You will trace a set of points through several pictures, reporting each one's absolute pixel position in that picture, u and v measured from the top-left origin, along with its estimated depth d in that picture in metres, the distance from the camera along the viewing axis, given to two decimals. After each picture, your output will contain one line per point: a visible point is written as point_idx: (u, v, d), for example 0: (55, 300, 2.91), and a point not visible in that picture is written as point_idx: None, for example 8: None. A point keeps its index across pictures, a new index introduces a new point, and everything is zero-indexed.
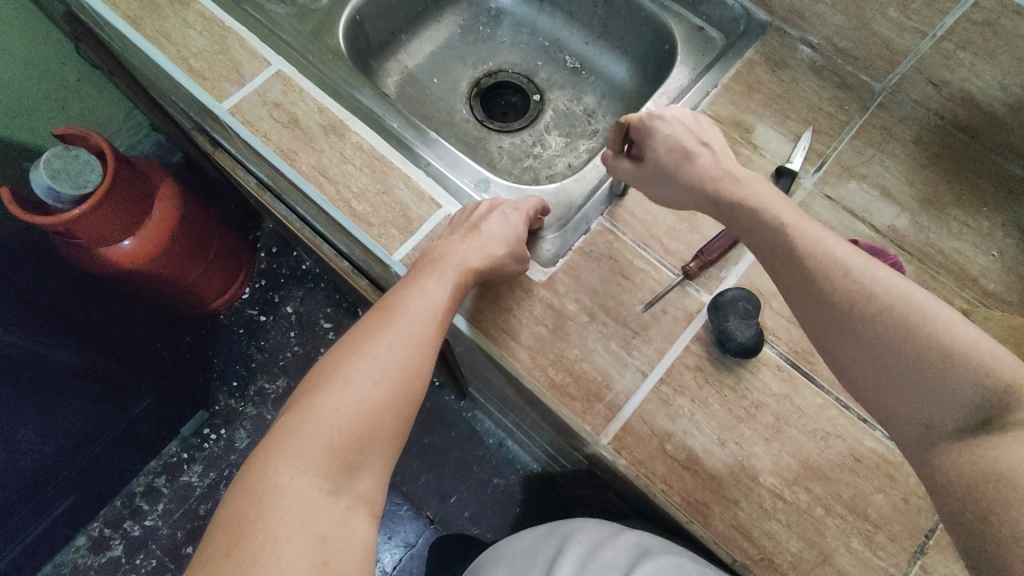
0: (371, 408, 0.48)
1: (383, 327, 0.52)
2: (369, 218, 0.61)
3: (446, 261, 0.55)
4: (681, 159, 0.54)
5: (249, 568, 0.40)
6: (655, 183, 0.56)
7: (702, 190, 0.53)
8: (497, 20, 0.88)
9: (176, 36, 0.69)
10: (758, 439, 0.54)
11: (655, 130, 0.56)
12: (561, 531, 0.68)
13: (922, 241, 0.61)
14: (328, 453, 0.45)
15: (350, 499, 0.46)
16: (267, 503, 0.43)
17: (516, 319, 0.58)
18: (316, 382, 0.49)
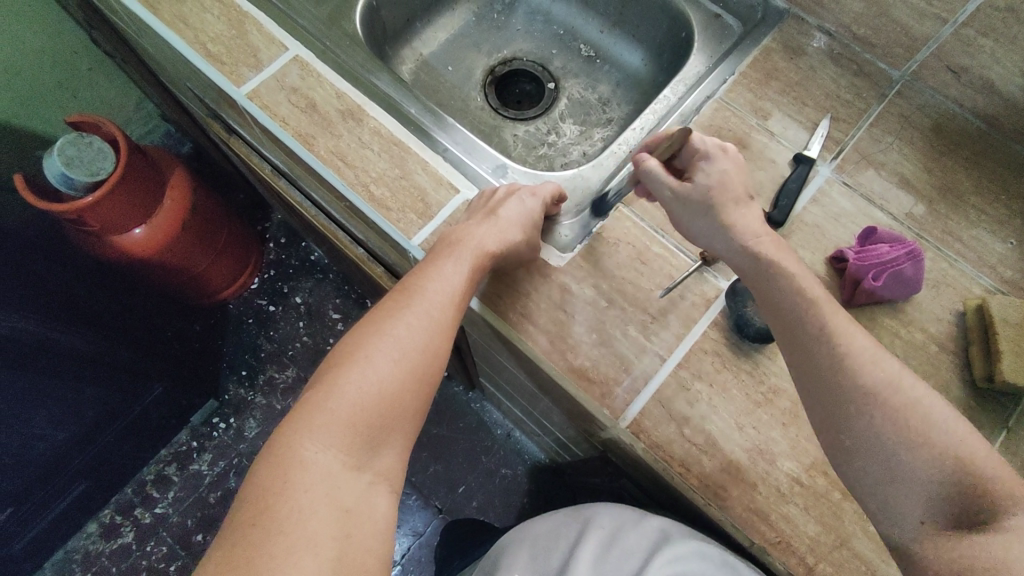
0: (392, 387, 0.48)
1: (402, 308, 0.52)
2: (387, 201, 0.61)
3: (464, 244, 0.56)
4: (724, 199, 0.52)
5: (275, 537, 0.41)
6: (687, 214, 0.54)
7: (730, 237, 0.51)
8: (512, 8, 0.88)
9: (195, 21, 0.69)
10: (775, 424, 0.54)
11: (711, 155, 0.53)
12: (581, 513, 0.67)
13: (940, 228, 0.61)
14: (350, 430, 0.46)
15: (373, 475, 0.47)
16: (293, 476, 0.43)
17: (534, 304, 0.58)
18: (338, 360, 0.49)
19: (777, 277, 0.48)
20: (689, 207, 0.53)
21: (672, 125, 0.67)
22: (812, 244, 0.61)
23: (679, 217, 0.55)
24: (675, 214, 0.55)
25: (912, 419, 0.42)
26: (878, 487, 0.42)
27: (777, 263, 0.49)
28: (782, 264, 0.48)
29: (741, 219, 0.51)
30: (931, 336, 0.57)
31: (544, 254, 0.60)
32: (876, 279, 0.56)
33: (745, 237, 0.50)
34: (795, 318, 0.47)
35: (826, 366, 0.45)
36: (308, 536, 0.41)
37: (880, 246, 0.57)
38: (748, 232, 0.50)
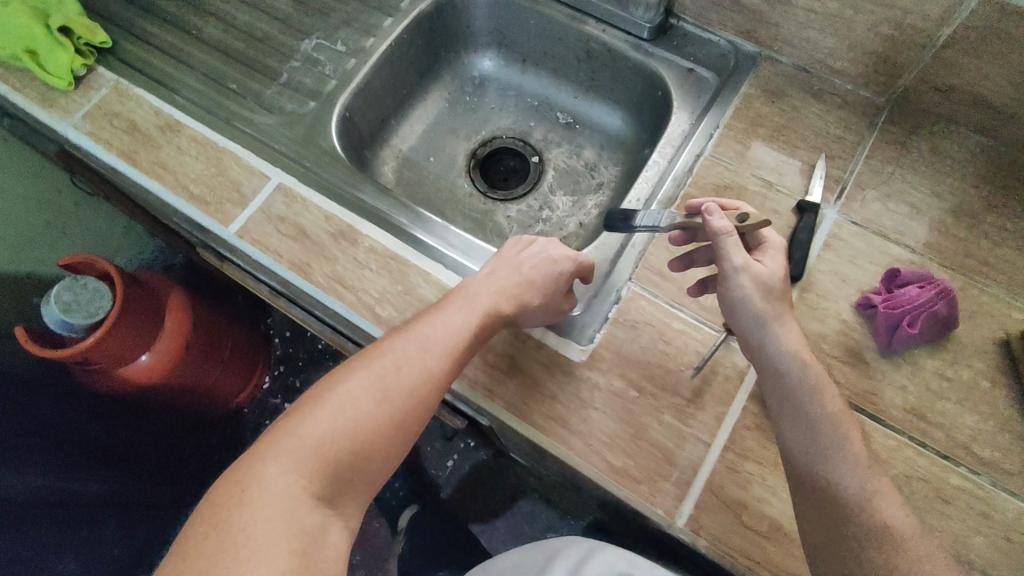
0: (371, 424, 0.47)
1: (396, 349, 0.50)
2: (394, 320, 0.60)
3: (471, 294, 0.54)
4: (785, 301, 0.50)
5: (221, 557, 0.38)
6: (750, 287, 0.50)
7: (785, 336, 0.49)
8: (482, 88, 0.88)
9: (174, 164, 0.68)
10: None
11: (772, 241, 0.52)
12: (548, 548, 0.75)
13: (963, 253, 0.59)
14: (320, 463, 0.44)
15: (331, 511, 0.44)
16: (251, 495, 0.41)
17: (563, 405, 0.56)
18: (322, 390, 0.48)
19: (811, 389, 0.48)
20: (758, 289, 0.50)
21: (668, 191, 0.66)
22: (836, 293, 0.59)
23: (736, 287, 0.50)
24: (732, 282, 0.50)
25: (870, 493, 0.44)
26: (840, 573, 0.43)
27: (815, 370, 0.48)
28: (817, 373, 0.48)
29: (791, 331, 0.49)
30: (980, 371, 0.55)
31: (564, 349, 0.58)
32: (915, 326, 0.54)
33: (795, 354, 0.49)
34: (818, 434, 0.46)
35: (826, 453, 0.46)
36: (258, 562, 0.38)
37: (910, 290, 0.55)
38: (797, 340, 0.49)
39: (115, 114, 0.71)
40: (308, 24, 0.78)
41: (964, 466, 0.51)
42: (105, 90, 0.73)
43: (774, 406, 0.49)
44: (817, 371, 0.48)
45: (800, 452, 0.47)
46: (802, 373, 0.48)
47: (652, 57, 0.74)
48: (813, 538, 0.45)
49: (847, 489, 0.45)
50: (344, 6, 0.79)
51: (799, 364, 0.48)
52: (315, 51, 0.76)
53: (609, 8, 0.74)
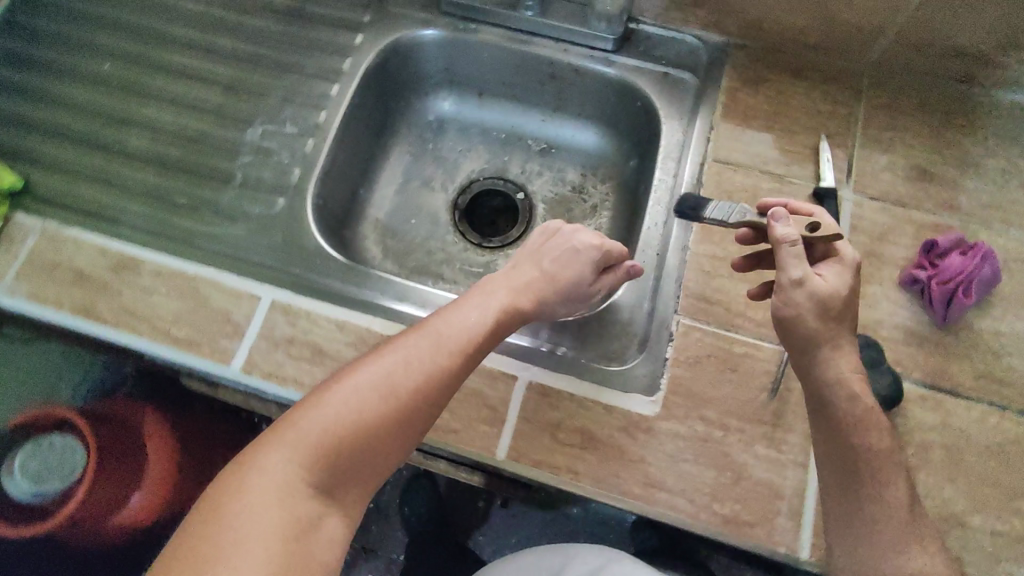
0: (375, 420, 0.44)
1: (410, 346, 0.47)
2: (450, 424, 0.56)
3: (490, 285, 0.55)
4: (842, 322, 0.47)
5: (210, 548, 0.37)
6: (809, 301, 0.46)
7: (836, 362, 0.47)
8: (441, 131, 0.82)
9: (143, 308, 0.60)
10: (942, 481, 0.53)
11: (845, 256, 0.49)
12: (553, 556, 0.61)
13: (980, 206, 0.61)
14: (318, 456, 0.42)
15: (330, 506, 0.42)
16: (249, 484, 0.40)
17: (653, 467, 0.54)
18: (333, 378, 0.46)
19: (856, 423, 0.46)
20: (817, 306, 0.47)
21: None
22: (878, 275, 0.59)
23: (791, 299, 0.47)
24: (788, 294, 0.47)
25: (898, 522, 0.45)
26: None
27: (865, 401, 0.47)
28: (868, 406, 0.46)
29: (843, 359, 0.47)
30: None
31: (634, 407, 0.56)
32: (970, 294, 0.56)
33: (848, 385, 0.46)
34: (860, 464, 0.46)
35: (864, 483, 0.46)
36: (243, 553, 0.37)
37: (955, 259, 0.56)
38: (850, 367, 0.47)
39: (55, 267, 0.62)
40: (246, 109, 0.70)
41: None
42: (32, 241, 0.63)
43: (818, 431, 0.48)
44: (868, 403, 0.47)
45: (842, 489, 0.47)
46: (850, 409, 0.46)
47: (624, 68, 0.71)
48: (836, 548, 0.47)
49: (874, 517, 0.45)
50: (281, 81, 0.71)
51: (847, 398, 0.46)
52: (263, 139, 0.68)
53: (566, 25, 0.70)
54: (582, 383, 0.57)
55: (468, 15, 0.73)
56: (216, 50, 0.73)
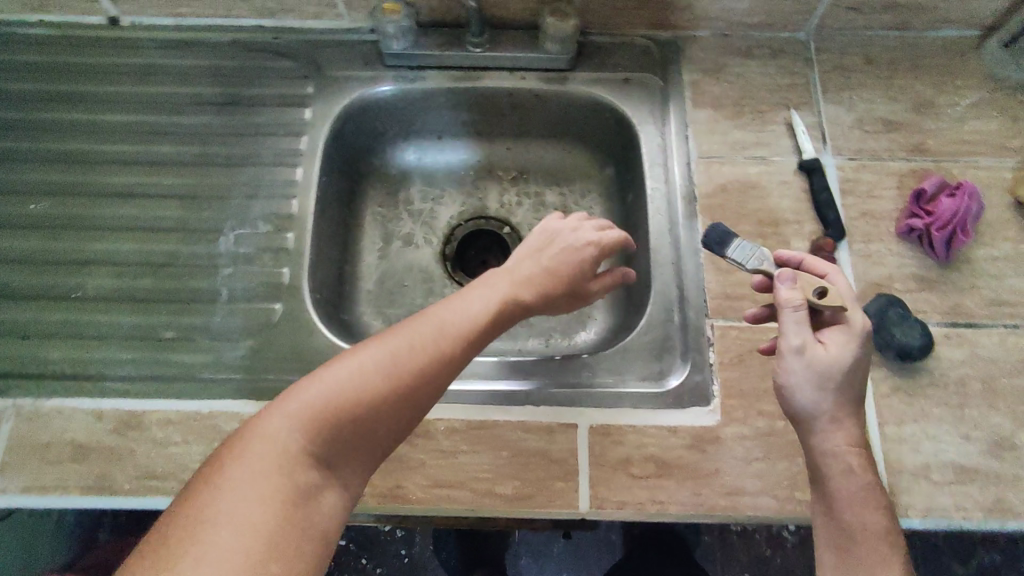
0: (375, 395, 0.42)
1: (420, 328, 0.46)
2: (523, 491, 0.55)
3: (493, 273, 0.53)
4: (844, 401, 0.44)
5: (197, 515, 0.35)
6: (805, 372, 0.43)
7: (833, 440, 0.44)
8: (409, 184, 0.79)
9: (161, 464, 0.55)
10: (987, 409, 0.56)
11: (854, 324, 0.45)
12: None
13: (945, 142, 0.65)
14: (313, 431, 0.40)
15: (327, 480, 0.40)
16: (246, 451, 0.38)
17: (732, 475, 0.55)
18: (345, 351, 0.44)
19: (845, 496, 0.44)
20: (814, 379, 0.43)
21: (685, 211, 0.64)
22: (877, 231, 0.62)
23: (787, 368, 0.44)
24: (786, 363, 0.44)
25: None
26: None
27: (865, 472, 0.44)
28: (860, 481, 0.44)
29: (838, 434, 0.44)
30: (1015, 239, 0.62)
31: (694, 420, 0.57)
32: (965, 231, 0.59)
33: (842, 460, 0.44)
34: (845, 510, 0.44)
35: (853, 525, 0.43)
36: (236, 524, 0.35)
37: (946, 201, 0.60)
38: (844, 445, 0.44)
39: (45, 446, 0.55)
40: (209, 217, 0.65)
41: None
42: (10, 425, 0.56)
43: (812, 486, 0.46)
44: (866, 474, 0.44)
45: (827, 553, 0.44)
46: (840, 475, 0.44)
47: (585, 82, 0.70)
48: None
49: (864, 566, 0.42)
50: (239, 178, 0.66)
51: (840, 471, 0.44)
52: (239, 245, 0.64)
53: (519, 54, 0.69)
54: (641, 411, 0.57)
55: (416, 64, 0.70)
56: (157, 161, 0.67)
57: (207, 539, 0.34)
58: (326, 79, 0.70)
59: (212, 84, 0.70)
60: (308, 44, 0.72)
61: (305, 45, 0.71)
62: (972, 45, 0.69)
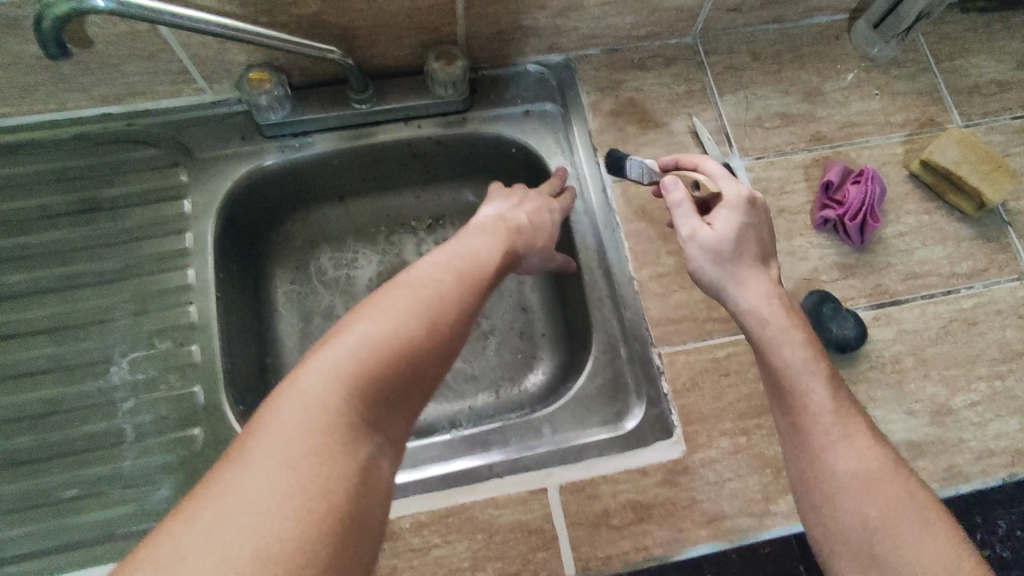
0: (414, 348, 0.41)
1: (438, 287, 0.45)
2: (507, 572, 0.52)
3: (481, 226, 0.55)
4: (738, 261, 0.49)
5: (249, 497, 0.31)
6: (698, 253, 0.50)
7: (747, 301, 0.49)
8: (317, 252, 0.73)
9: None
10: (924, 380, 0.59)
11: (730, 196, 0.50)
12: None
13: (838, 127, 0.67)
14: (365, 388, 0.37)
15: (382, 442, 0.38)
16: (291, 418, 0.34)
17: (709, 502, 0.54)
18: (367, 308, 0.42)
19: (772, 344, 0.47)
20: (709, 253, 0.49)
21: (611, 240, 0.63)
22: (795, 226, 0.63)
23: (689, 257, 0.50)
24: (687, 251, 0.51)
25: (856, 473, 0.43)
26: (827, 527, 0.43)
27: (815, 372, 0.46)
28: (787, 333, 0.47)
29: (750, 291, 0.49)
30: (917, 210, 0.65)
31: (660, 456, 0.55)
32: (874, 215, 0.61)
33: (751, 303, 0.49)
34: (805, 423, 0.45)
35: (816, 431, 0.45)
36: (301, 498, 0.32)
37: (852, 188, 0.62)
38: (760, 297, 0.49)
39: None
40: (97, 344, 0.57)
41: (963, 287, 0.62)
42: None
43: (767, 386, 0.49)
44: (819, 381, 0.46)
45: (806, 485, 0.44)
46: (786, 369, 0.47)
47: (485, 122, 0.67)
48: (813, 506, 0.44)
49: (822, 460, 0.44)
50: (123, 292, 0.59)
51: (757, 323, 0.48)
52: (137, 370, 0.56)
53: (411, 104, 0.65)
54: (607, 458, 0.55)
55: (300, 130, 0.64)
56: (18, 292, 0.58)
57: (266, 512, 0.31)
58: (200, 161, 0.63)
59: (68, 190, 0.61)
60: (171, 125, 0.64)
61: (168, 127, 0.63)
62: (842, 29, 0.72)
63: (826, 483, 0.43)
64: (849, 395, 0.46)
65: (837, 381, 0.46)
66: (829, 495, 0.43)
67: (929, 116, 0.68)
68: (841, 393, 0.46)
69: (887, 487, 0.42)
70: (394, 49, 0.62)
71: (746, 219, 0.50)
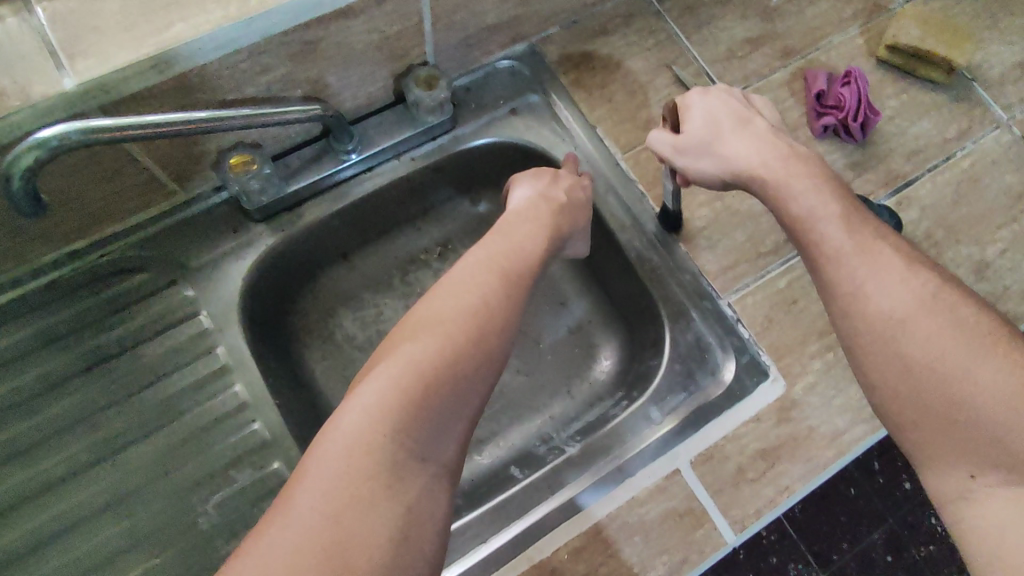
0: (457, 365, 0.40)
1: (476, 302, 0.43)
2: (674, 560, 0.52)
3: (502, 226, 0.52)
4: (716, 134, 0.52)
5: (296, 544, 0.32)
6: (684, 158, 0.53)
7: (735, 167, 0.51)
8: (336, 319, 0.67)
9: None
10: (957, 245, 0.63)
11: (682, 93, 0.54)
12: None
13: (802, 36, 0.69)
14: (407, 416, 0.37)
15: (435, 468, 0.38)
16: (336, 457, 0.35)
17: (825, 423, 0.56)
18: (407, 331, 0.41)
19: (780, 202, 0.48)
20: (692, 151, 0.53)
21: (641, 210, 0.63)
22: (800, 142, 0.65)
23: (680, 163, 0.54)
24: (676, 160, 0.54)
25: (933, 355, 0.40)
26: (909, 415, 0.41)
27: (867, 246, 0.44)
28: (794, 192, 0.47)
29: (737, 152, 0.50)
30: (896, 92, 0.68)
31: (767, 398, 0.57)
32: (872, 109, 0.64)
33: (743, 163, 0.50)
34: (850, 307, 0.44)
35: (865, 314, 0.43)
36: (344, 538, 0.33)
37: (845, 90, 0.64)
38: (746, 157, 0.50)
39: None
40: (173, 499, 0.52)
41: (958, 151, 0.66)
42: None
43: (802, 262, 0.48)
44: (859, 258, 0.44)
45: (878, 370, 0.42)
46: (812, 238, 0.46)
47: (476, 133, 0.64)
48: (892, 396, 0.42)
49: (887, 349, 0.42)
50: (175, 436, 0.54)
51: (752, 183, 0.50)
52: (229, 510, 0.52)
53: (401, 138, 0.61)
54: (721, 419, 0.56)
55: (293, 202, 0.59)
56: (62, 476, 0.52)
57: (312, 557, 0.32)
58: (198, 268, 0.57)
59: (64, 349, 0.54)
60: (148, 241, 0.56)
61: (144, 244, 0.56)
62: None
63: (904, 371, 0.41)
64: (891, 249, 0.44)
65: (872, 243, 0.45)
66: (912, 382, 0.40)
67: (874, 2, 0.71)
68: (884, 252, 0.44)
69: (965, 335, 0.40)
70: (366, 86, 0.58)
71: (705, 101, 0.53)
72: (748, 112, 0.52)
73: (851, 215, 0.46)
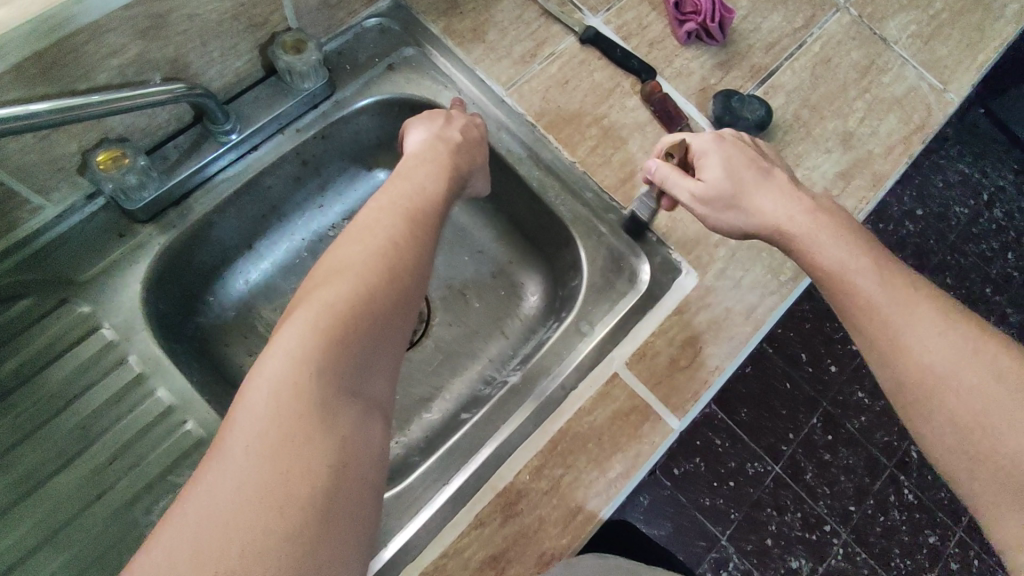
0: (377, 301, 0.39)
1: (383, 244, 0.42)
2: (631, 454, 0.54)
3: (400, 173, 0.52)
4: (739, 191, 0.52)
5: (233, 492, 0.30)
6: (706, 212, 0.53)
7: (758, 221, 0.51)
8: (255, 312, 0.65)
9: None
10: (821, 122, 0.68)
11: (703, 145, 0.54)
12: None
13: None
14: (333, 349, 0.35)
15: (365, 401, 0.36)
16: (265, 402, 0.32)
17: (739, 301, 0.60)
18: (320, 277, 0.39)
19: (809, 252, 0.48)
20: (714, 207, 0.53)
21: (534, 139, 0.64)
22: (668, 52, 0.68)
23: (700, 213, 0.53)
24: (698, 211, 0.54)
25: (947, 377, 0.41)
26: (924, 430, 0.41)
27: (903, 289, 0.44)
28: (824, 243, 0.47)
29: (765, 206, 0.51)
30: None
31: (682, 291, 0.60)
32: (726, 9, 0.68)
33: (772, 218, 0.50)
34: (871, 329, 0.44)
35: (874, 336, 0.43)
36: (284, 477, 0.30)
37: None
38: (774, 212, 0.50)
39: None
40: (113, 519, 0.49)
41: (808, 37, 0.72)
42: None
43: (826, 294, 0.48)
44: (891, 294, 0.44)
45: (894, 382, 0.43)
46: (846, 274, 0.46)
47: (358, 94, 0.63)
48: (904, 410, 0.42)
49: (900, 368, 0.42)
50: (102, 455, 0.51)
51: (774, 230, 0.50)
52: None
53: (280, 110, 0.59)
54: (647, 318, 0.59)
55: (177, 195, 0.56)
56: None
57: (253, 502, 0.29)
58: (90, 281, 0.54)
59: None
60: (27, 262, 0.53)
61: (22, 267, 0.52)
62: None
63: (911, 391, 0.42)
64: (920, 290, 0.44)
65: (900, 281, 0.45)
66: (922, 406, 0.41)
67: None
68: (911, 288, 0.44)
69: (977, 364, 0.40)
70: (232, 61, 0.56)
71: (722, 155, 0.53)
72: (771, 169, 0.53)
73: (872, 259, 0.46)
